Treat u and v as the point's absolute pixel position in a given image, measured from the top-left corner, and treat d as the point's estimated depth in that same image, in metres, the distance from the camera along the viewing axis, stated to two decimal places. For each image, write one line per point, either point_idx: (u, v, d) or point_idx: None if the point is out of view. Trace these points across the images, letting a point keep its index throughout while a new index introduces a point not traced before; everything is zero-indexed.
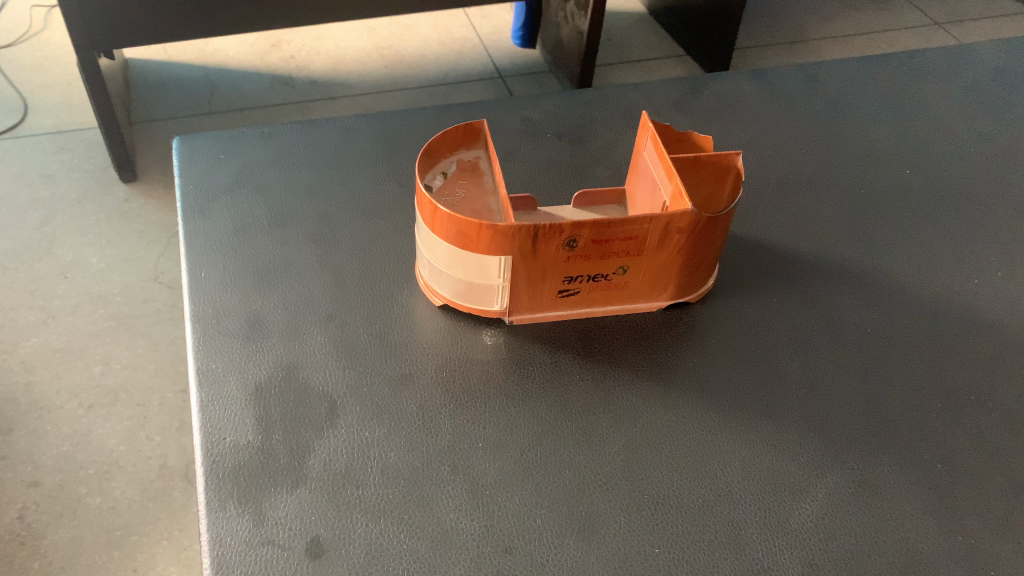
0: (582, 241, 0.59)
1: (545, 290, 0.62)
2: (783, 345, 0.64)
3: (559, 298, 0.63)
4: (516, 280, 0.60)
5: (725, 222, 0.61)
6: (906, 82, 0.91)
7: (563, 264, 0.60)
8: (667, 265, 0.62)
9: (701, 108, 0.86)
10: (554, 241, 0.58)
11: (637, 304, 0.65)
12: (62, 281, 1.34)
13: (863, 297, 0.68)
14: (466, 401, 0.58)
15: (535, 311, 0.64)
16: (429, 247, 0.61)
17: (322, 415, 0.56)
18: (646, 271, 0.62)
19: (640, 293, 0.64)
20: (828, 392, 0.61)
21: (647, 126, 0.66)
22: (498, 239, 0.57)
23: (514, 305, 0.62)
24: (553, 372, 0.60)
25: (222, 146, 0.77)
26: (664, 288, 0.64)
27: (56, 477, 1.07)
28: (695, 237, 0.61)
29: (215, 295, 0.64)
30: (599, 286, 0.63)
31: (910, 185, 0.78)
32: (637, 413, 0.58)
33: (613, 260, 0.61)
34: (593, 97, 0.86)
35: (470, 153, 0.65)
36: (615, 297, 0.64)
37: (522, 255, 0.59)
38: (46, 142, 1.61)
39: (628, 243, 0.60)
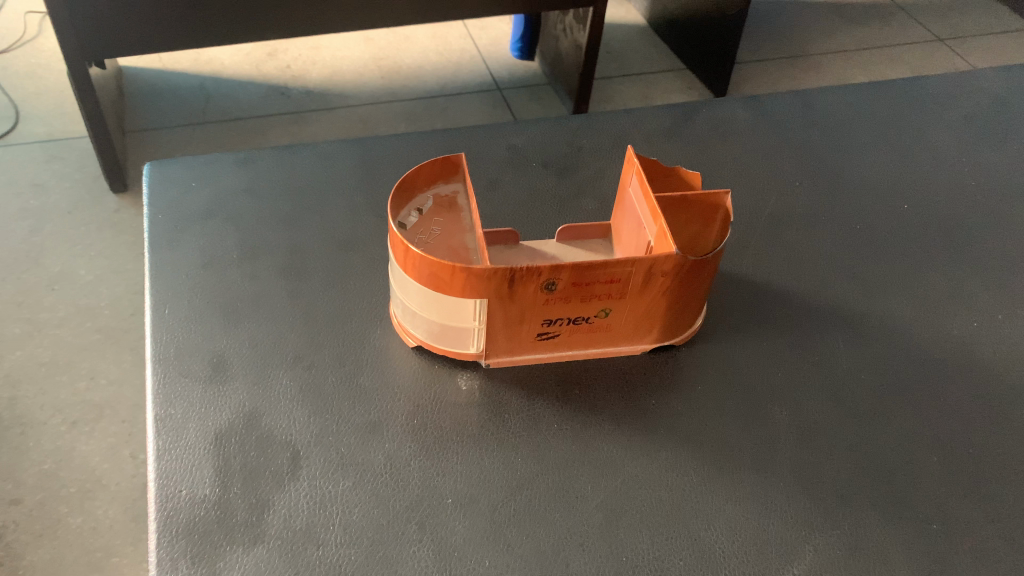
0: (561, 284, 0.56)
1: (523, 333, 0.59)
2: (772, 393, 0.61)
3: (538, 341, 0.60)
4: (492, 323, 0.58)
5: (713, 265, 0.59)
6: (906, 110, 0.88)
7: (542, 307, 0.57)
8: (651, 309, 0.59)
9: (693, 136, 0.83)
10: (531, 284, 0.55)
11: (621, 347, 0.62)
12: (49, 293, 1.31)
13: (857, 341, 0.65)
14: (437, 452, 0.55)
15: (514, 354, 0.61)
16: (403, 287, 0.58)
17: (284, 467, 0.54)
18: (630, 314, 0.59)
19: (624, 336, 0.61)
20: (819, 445, 0.58)
21: (633, 161, 0.63)
22: (472, 282, 0.54)
23: (491, 348, 0.60)
24: (530, 421, 0.58)
25: (194, 173, 0.74)
26: (649, 331, 0.61)
27: (37, 495, 1.04)
28: (680, 280, 0.58)
29: (178, 333, 0.61)
30: (580, 329, 0.60)
31: (908, 220, 0.76)
32: (618, 467, 0.55)
33: (595, 303, 0.58)
34: (582, 124, 0.83)
35: (448, 187, 0.63)
36: (597, 340, 0.61)
37: (498, 298, 0.56)
38: (37, 151, 1.59)
39: (610, 287, 0.57)
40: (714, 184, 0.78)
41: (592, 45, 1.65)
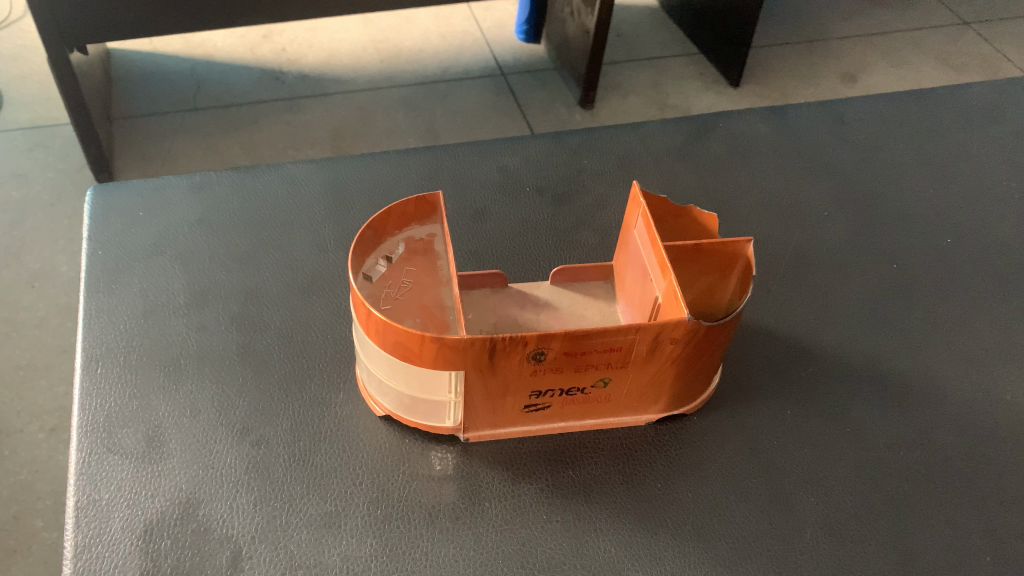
0: (552, 353, 0.47)
1: (508, 405, 0.51)
2: (796, 474, 0.52)
3: (525, 412, 0.52)
4: (470, 395, 0.49)
5: (730, 329, 0.50)
6: (948, 125, 0.79)
7: (530, 378, 0.49)
8: (657, 379, 0.51)
9: (708, 155, 0.74)
10: (516, 354, 0.47)
11: (622, 417, 0.54)
12: (29, 291, 1.21)
13: (894, 409, 0.56)
14: (404, 552, 0.47)
15: (497, 426, 0.52)
16: (368, 351, 0.50)
17: (223, 570, 0.46)
18: (633, 384, 0.51)
19: (625, 406, 0.53)
20: (851, 542, 0.49)
21: (638, 201, 0.54)
22: (445, 353, 0.46)
23: (470, 421, 0.51)
24: (514, 509, 0.49)
25: (143, 199, 0.65)
26: (654, 400, 0.53)
27: (11, 508, 0.93)
28: (692, 348, 0.49)
29: (110, 397, 0.53)
30: (574, 399, 0.51)
31: (950, 258, 0.67)
32: (616, 572, 0.47)
33: (591, 373, 0.49)
34: (584, 140, 0.74)
35: (423, 229, 0.54)
36: (594, 410, 0.53)
37: (477, 370, 0.47)
38: (20, 139, 1.49)
39: (609, 356, 0.48)
40: (731, 214, 0.69)
41: (604, 29, 1.53)
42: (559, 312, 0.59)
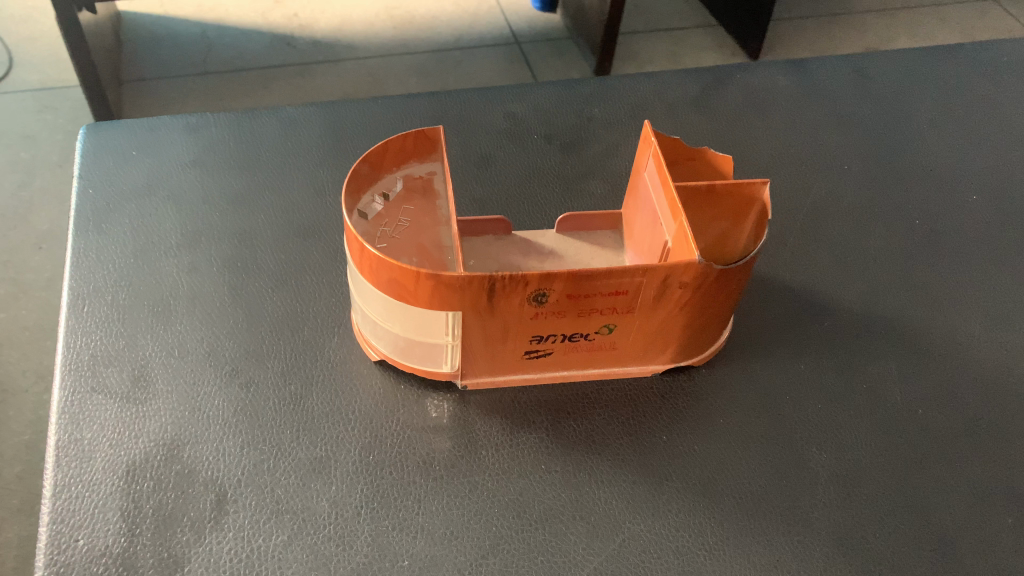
0: (554, 295, 0.45)
1: (507, 351, 0.48)
2: (810, 430, 0.50)
3: (526, 360, 0.49)
4: (468, 339, 0.47)
5: (743, 275, 0.47)
6: (977, 80, 0.75)
7: (530, 322, 0.46)
8: (665, 326, 0.48)
9: (724, 106, 0.71)
10: (516, 295, 0.44)
11: (628, 368, 0.52)
12: (38, 252, 1.11)
13: (913, 366, 0.54)
14: (396, 499, 0.45)
15: (496, 373, 0.50)
16: (361, 291, 0.48)
17: (206, 513, 0.44)
18: (639, 331, 0.48)
19: (631, 355, 0.51)
20: (866, 501, 0.47)
21: (649, 141, 0.51)
22: (441, 292, 0.44)
23: (468, 367, 0.49)
24: (512, 458, 0.47)
25: (136, 141, 0.63)
26: (662, 350, 0.50)
27: (15, 468, 0.86)
28: (703, 293, 0.47)
29: (95, 337, 0.51)
30: (577, 347, 0.49)
31: (976, 215, 0.64)
32: (617, 524, 0.45)
33: (595, 318, 0.47)
34: (595, 89, 0.71)
35: (422, 167, 0.52)
36: (597, 359, 0.50)
37: (475, 311, 0.45)
38: (29, 101, 1.37)
39: (614, 299, 0.46)
40: (747, 166, 0.66)
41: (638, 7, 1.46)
42: (565, 260, 0.56)
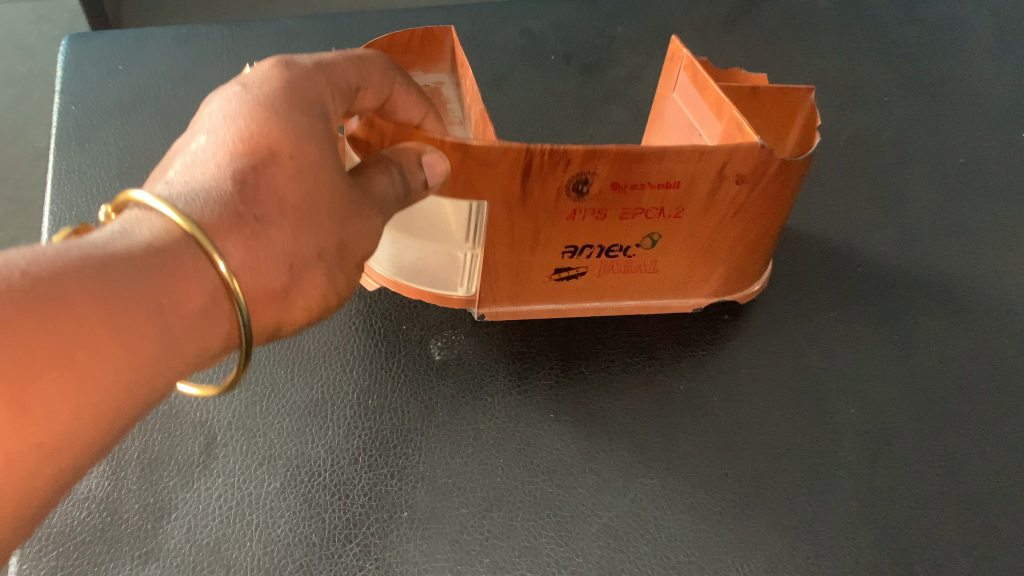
0: (597, 184, 0.40)
1: (538, 263, 0.44)
2: (837, 384, 0.47)
3: (557, 279, 0.46)
4: (494, 247, 0.43)
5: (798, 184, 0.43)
6: None
7: (567, 223, 0.42)
8: (711, 244, 0.45)
9: (756, 28, 0.66)
10: (554, 182, 0.39)
11: (666, 300, 0.49)
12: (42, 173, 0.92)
13: (955, 313, 0.50)
14: (395, 446, 0.42)
15: (523, 299, 0.47)
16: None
17: (195, 457, 0.42)
18: (682, 245, 0.45)
19: (670, 286, 0.48)
20: (895, 460, 0.44)
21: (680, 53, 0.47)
22: (471, 174, 0.38)
23: (493, 286, 0.45)
24: (519, 407, 0.45)
25: (123, 53, 0.59)
26: (705, 279, 0.47)
27: None
28: (757, 204, 0.42)
29: None
30: (615, 265, 0.46)
31: None
32: (628, 478, 0.42)
33: (639, 225, 0.43)
34: (618, 6, 0.66)
35: (428, 77, 0.49)
36: (632, 286, 0.47)
37: (507, 203, 0.40)
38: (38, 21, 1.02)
39: (663, 198, 0.41)
40: None
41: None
42: None
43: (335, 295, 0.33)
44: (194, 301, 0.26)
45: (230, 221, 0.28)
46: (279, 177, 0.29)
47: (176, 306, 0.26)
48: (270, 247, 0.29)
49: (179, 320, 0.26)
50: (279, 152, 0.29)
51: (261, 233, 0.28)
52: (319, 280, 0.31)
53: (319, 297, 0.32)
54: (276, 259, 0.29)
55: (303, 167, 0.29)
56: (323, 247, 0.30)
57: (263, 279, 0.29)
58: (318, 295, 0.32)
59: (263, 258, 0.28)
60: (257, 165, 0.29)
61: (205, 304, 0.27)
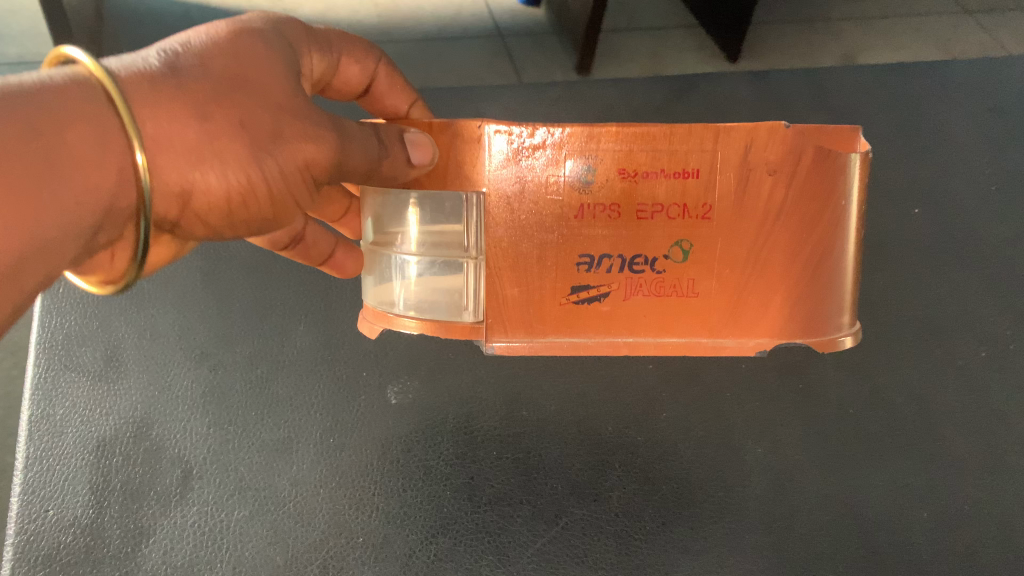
0: (604, 173, 0.42)
1: (551, 274, 0.44)
2: (750, 429, 0.53)
3: (573, 303, 0.44)
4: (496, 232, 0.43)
5: (860, 195, 0.43)
6: (928, 100, 0.81)
7: (578, 222, 0.43)
8: (761, 254, 0.43)
9: (687, 114, 0.77)
10: (553, 169, 0.42)
11: (723, 340, 0.45)
12: None
13: (853, 370, 0.58)
14: (354, 481, 0.48)
15: (540, 330, 0.45)
16: (375, 243, 0.48)
17: (172, 487, 0.46)
18: (720, 259, 0.43)
19: (720, 319, 0.44)
20: (795, 495, 0.51)
21: None
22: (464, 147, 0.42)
23: (500, 298, 0.44)
24: (467, 445, 0.50)
25: None
26: (761, 310, 0.44)
27: None
28: (798, 197, 0.42)
29: (71, 318, 0.54)
30: (643, 283, 0.44)
31: (921, 229, 0.70)
32: (561, 509, 0.48)
33: (662, 227, 0.43)
34: (563, 91, 0.78)
35: None
36: (668, 316, 0.44)
37: (506, 188, 0.42)
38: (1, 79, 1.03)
39: (682, 191, 0.42)
40: None
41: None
42: None
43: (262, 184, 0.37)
44: (86, 137, 0.31)
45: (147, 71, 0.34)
46: (216, 56, 0.36)
47: (65, 141, 0.30)
48: (182, 99, 0.34)
49: (68, 152, 0.30)
50: (237, 41, 0.37)
51: (175, 87, 0.34)
52: (238, 153, 0.35)
53: (238, 172, 0.36)
54: (183, 114, 0.34)
55: (240, 49, 0.37)
56: (246, 119, 0.35)
57: (167, 131, 0.33)
58: (239, 172, 0.36)
59: (174, 105, 0.33)
60: (206, 42, 0.36)
61: (98, 140, 0.31)
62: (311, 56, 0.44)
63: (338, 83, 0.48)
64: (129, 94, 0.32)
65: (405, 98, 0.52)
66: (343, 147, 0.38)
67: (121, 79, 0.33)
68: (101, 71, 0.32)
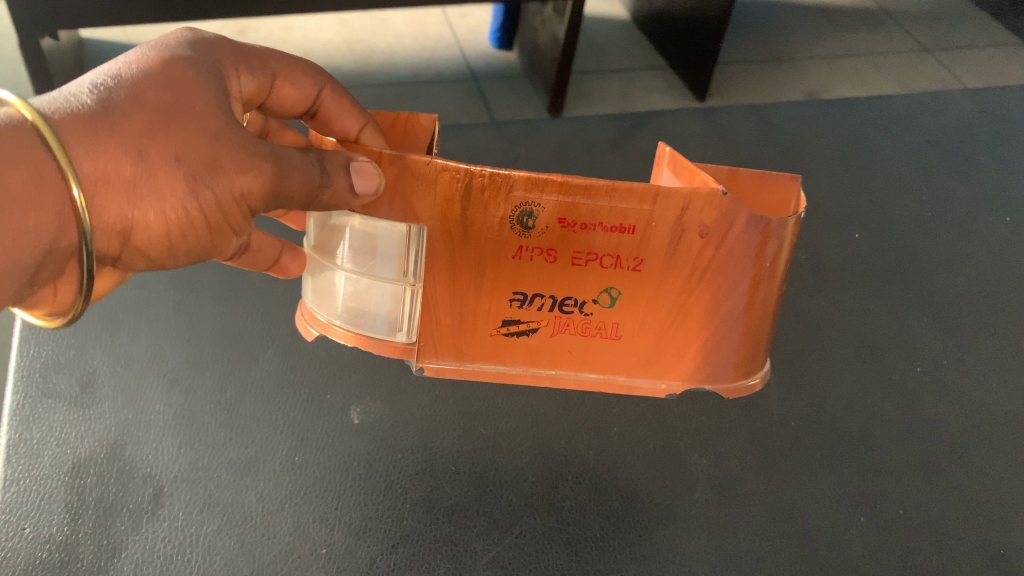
0: (544, 218, 0.45)
1: (485, 310, 0.49)
2: (695, 441, 0.56)
3: (505, 334, 0.49)
4: (435, 279, 0.48)
5: (784, 260, 0.47)
6: (869, 134, 0.86)
7: (513, 260, 0.47)
8: (681, 309, 0.48)
9: (639, 148, 0.81)
10: (495, 211, 0.45)
11: (638, 381, 0.51)
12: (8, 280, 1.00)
13: (793, 384, 0.61)
14: (317, 495, 0.50)
15: (469, 357, 0.50)
16: (318, 246, 0.51)
17: (144, 504, 0.49)
18: (643, 307, 0.48)
19: (639, 362, 0.50)
20: (738, 504, 0.53)
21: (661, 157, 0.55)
22: (408, 185, 0.44)
23: (432, 331, 0.49)
24: (426, 460, 0.53)
25: None
26: (676, 358, 0.50)
27: None
28: (727, 258, 0.46)
29: (48, 346, 0.57)
30: (571, 324, 0.49)
31: (860, 251, 0.74)
32: (516, 518, 0.50)
33: (593, 275, 0.47)
34: (521, 130, 0.83)
35: None
36: (593, 357, 0.50)
37: (446, 225, 0.45)
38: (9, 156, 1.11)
39: (617, 243, 0.45)
40: None
41: (723, 8, 1.17)
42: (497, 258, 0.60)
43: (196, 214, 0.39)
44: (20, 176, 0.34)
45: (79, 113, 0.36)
46: (147, 89, 0.38)
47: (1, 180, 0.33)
48: (115, 135, 0.36)
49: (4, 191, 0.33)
50: (167, 70, 0.39)
51: (106, 126, 0.36)
52: (172, 185, 0.38)
53: (172, 204, 0.38)
54: (117, 151, 0.36)
55: (170, 79, 0.39)
56: (181, 152, 0.38)
57: (103, 168, 0.36)
58: (174, 204, 0.38)
59: (107, 144, 0.36)
60: (137, 75, 0.38)
61: (34, 180, 0.34)
62: (239, 76, 0.46)
63: (275, 101, 0.50)
64: (61, 134, 0.35)
65: (355, 119, 0.52)
66: (282, 177, 0.41)
67: (53, 119, 0.35)
68: (34, 112, 0.34)
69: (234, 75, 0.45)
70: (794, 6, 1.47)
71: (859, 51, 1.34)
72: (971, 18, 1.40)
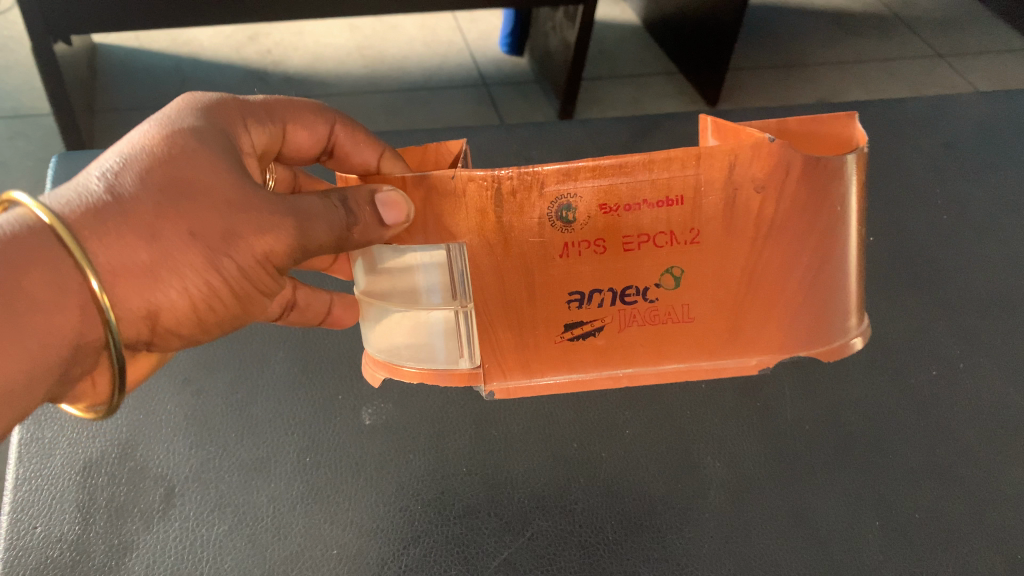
0: (584, 209, 0.45)
1: (548, 315, 0.49)
2: (707, 443, 0.56)
3: (572, 337, 0.50)
4: (490, 290, 0.48)
5: (852, 192, 0.47)
6: (883, 136, 0.86)
7: (563, 258, 0.47)
8: (753, 268, 0.48)
9: (651, 150, 0.81)
10: (533, 208, 0.45)
11: (722, 363, 0.51)
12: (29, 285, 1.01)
13: (806, 387, 0.61)
14: (328, 497, 0.50)
15: (537, 370, 0.51)
16: (367, 291, 0.51)
17: (155, 504, 0.49)
18: (710, 277, 0.48)
19: (718, 339, 0.50)
20: (752, 505, 0.52)
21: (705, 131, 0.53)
22: (441, 202, 0.45)
23: (495, 348, 0.50)
24: (437, 462, 0.53)
25: None
26: (753, 326, 0.50)
27: None
28: (791, 209, 0.46)
29: None
30: (638, 311, 0.49)
31: (873, 254, 0.73)
32: (527, 520, 0.50)
33: (650, 257, 0.47)
34: (532, 133, 0.83)
35: None
36: (668, 348, 0.50)
37: (487, 235, 0.46)
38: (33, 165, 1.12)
39: (667, 220, 0.46)
40: None
41: (734, 13, 1.15)
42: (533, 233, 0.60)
43: (222, 284, 0.40)
44: (38, 279, 0.35)
45: (92, 207, 0.37)
46: (154, 168, 0.39)
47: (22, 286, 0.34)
48: (128, 223, 0.37)
49: (22, 297, 0.34)
50: (174, 145, 0.40)
51: (120, 215, 0.37)
52: (194, 260, 0.38)
53: (198, 283, 0.39)
54: (132, 237, 0.37)
55: (179, 154, 0.40)
56: (196, 226, 0.38)
57: (118, 257, 0.37)
58: (197, 278, 0.39)
59: (122, 230, 0.37)
60: (144, 155, 0.39)
61: (54, 280, 0.35)
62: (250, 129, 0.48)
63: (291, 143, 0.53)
64: (74, 229, 0.36)
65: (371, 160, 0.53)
66: (313, 231, 0.42)
67: (68, 217, 0.36)
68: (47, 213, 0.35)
69: (243, 135, 0.47)
70: (806, 10, 1.47)
71: (872, 55, 1.33)
72: (984, 21, 1.39)
